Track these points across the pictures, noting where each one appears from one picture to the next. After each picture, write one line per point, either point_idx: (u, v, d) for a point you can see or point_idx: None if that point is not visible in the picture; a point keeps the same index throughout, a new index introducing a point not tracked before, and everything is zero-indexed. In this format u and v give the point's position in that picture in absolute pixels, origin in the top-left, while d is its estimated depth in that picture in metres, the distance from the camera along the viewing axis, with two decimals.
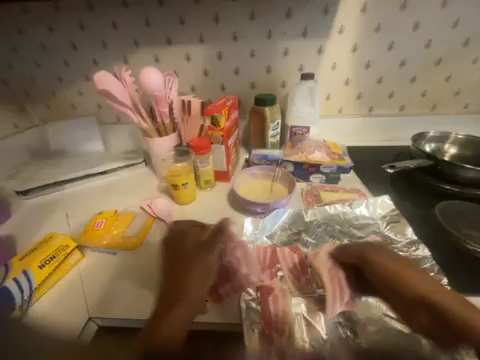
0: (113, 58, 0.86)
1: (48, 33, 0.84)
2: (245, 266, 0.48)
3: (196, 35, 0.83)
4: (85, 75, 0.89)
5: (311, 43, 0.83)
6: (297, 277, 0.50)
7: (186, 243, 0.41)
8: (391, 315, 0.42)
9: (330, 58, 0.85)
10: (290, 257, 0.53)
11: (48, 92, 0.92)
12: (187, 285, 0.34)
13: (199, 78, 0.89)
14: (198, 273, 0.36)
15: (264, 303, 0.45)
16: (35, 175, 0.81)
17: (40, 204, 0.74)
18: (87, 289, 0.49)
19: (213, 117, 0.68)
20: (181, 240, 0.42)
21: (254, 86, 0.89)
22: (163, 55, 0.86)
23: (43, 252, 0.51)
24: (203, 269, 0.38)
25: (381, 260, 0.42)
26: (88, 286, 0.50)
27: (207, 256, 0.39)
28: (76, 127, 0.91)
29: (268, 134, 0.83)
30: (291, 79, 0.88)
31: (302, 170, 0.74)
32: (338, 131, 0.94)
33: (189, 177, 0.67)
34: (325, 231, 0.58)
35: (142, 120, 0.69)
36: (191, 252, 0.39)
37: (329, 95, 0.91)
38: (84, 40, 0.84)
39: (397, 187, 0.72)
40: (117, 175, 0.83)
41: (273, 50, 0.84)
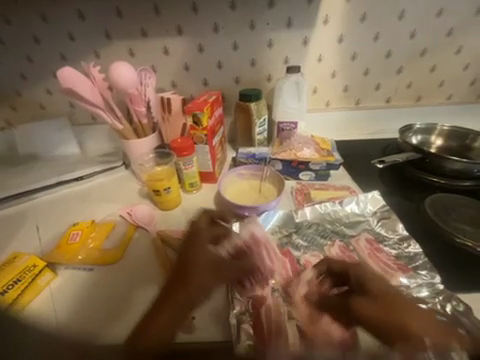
0: (83, 52, 0.79)
1: (5, 24, 0.74)
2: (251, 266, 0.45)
3: (173, 25, 0.77)
4: (52, 71, 0.81)
5: (296, 34, 0.79)
6: (289, 283, 0.48)
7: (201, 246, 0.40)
8: None
9: (316, 50, 0.82)
10: (281, 262, 0.52)
11: (10, 91, 0.83)
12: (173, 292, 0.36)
13: (179, 73, 0.83)
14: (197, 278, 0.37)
15: (256, 314, 0.43)
16: (1, 184, 0.74)
17: (6, 217, 0.67)
18: (55, 296, 0.46)
19: (194, 115, 0.64)
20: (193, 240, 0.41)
21: (238, 80, 0.85)
22: (139, 48, 0.79)
23: (7, 275, 0.46)
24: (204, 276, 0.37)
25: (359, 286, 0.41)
26: (55, 295, 0.46)
27: (199, 255, 0.38)
28: (45, 129, 0.83)
29: (255, 131, 0.79)
30: (277, 72, 0.84)
31: (291, 168, 0.71)
32: (326, 125, 0.92)
33: (172, 181, 0.62)
34: (316, 231, 0.57)
35: (117, 121, 0.63)
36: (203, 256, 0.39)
37: (316, 89, 0.88)
38: (47, 33, 0.76)
39: (387, 181, 0.71)
40: (93, 180, 0.77)
41: (257, 41, 0.80)
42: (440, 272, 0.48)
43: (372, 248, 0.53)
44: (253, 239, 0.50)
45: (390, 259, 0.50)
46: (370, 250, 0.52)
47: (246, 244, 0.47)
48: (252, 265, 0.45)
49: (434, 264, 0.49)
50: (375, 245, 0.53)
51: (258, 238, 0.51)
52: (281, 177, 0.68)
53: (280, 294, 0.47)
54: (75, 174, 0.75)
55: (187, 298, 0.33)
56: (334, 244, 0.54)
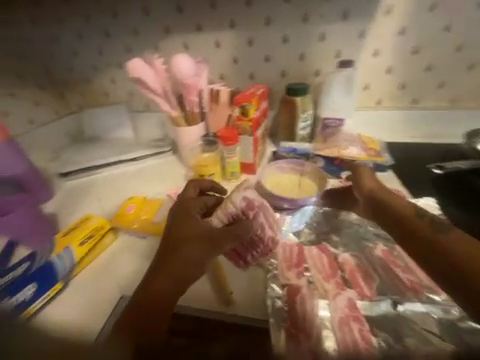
0: (145, 47, 0.87)
1: (86, 22, 0.86)
2: (249, 241, 0.48)
3: (227, 20, 0.80)
4: (119, 63, 0.91)
5: (351, 26, 0.76)
6: (326, 278, 0.48)
7: (189, 222, 0.47)
8: (431, 331, 0.40)
9: (373, 43, 0.77)
10: (318, 256, 0.51)
11: (83, 80, 0.96)
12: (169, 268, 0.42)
13: (227, 67, 0.86)
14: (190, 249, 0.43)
15: (291, 303, 0.44)
16: (72, 160, 0.86)
17: (77, 187, 0.79)
18: (116, 260, 0.55)
19: (242, 106, 0.67)
20: (183, 217, 0.48)
21: (284, 74, 0.84)
22: (193, 42, 0.84)
23: (81, 232, 0.55)
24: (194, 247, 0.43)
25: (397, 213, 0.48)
26: (117, 260, 0.55)
27: (189, 224, 0.46)
28: (109, 114, 0.95)
29: (298, 127, 0.78)
30: (327, 67, 0.82)
31: (332, 166, 0.70)
32: (374, 126, 0.86)
33: (216, 168, 0.69)
34: (357, 232, 0.55)
35: (172, 109, 0.69)
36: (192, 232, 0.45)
37: (368, 85, 0.83)
38: (118, 28, 0.85)
39: (442, 189, 0.65)
40: (145, 162, 0.86)
41: (309, 35, 0.78)
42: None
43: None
44: (246, 203, 0.49)
45: None
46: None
47: (239, 213, 0.48)
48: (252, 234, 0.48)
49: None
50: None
51: (252, 204, 0.49)
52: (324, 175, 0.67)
53: (316, 288, 0.47)
54: (130, 156, 0.85)
55: (181, 266, 0.42)
56: (377, 247, 0.52)
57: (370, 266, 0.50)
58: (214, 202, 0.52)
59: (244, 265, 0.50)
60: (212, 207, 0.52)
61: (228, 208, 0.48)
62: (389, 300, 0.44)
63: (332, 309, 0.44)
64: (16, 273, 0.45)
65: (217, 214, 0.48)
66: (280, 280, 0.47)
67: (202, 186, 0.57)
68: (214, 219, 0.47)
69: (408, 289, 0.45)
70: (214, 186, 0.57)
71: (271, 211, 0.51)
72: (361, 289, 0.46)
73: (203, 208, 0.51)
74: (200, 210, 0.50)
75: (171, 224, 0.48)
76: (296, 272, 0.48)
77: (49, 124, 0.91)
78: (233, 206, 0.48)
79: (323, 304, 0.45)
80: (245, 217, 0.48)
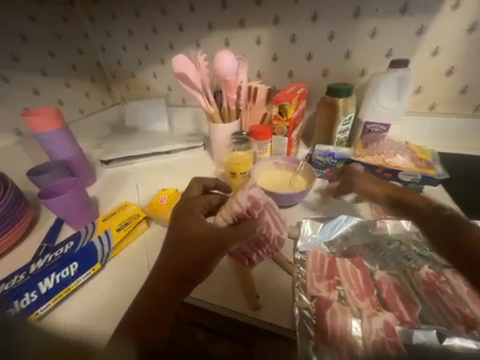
0: (187, 43, 0.89)
1: (135, 18, 0.89)
2: (255, 241, 0.47)
3: (271, 15, 0.77)
4: (162, 59, 0.95)
5: (410, 22, 0.68)
6: (360, 296, 0.45)
7: (191, 223, 0.44)
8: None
9: (433, 40, 0.69)
10: (352, 271, 0.48)
11: (129, 74, 1.02)
12: (168, 271, 0.39)
13: (266, 64, 0.85)
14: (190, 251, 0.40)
15: (320, 318, 0.41)
16: (113, 148, 0.92)
17: (116, 174, 0.85)
18: (150, 247, 0.57)
19: (281, 106, 0.65)
20: (184, 216, 0.46)
21: (326, 73, 0.80)
22: (234, 38, 0.84)
23: (120, 217, 0.58)
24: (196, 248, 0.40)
25: (404, 196, 0.50)
26: (150, 246, 0.57)
27: (191, 224, 0.44)
28: (149, 108, 0.99)
29: (337, 129, 0.74)
30: (374, 67, 0.76)
31: (374, 174, 0.64)
32: (423, 132, 0.78)
33: (248, 167, 0.66)
34: (399, 249, 0.51)
35: (209, 105, 0.69)
36: (193, 234, 0.42)
37: (420, 88, 0.75)
38: (164, 24, 0.88)
39: None
40: (178, 155, 0.90)
41: (358, 32, 0.73)
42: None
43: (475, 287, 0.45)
44: (251, 203, 0.46)
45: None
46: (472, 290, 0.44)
47: (244, 212, 0.45)
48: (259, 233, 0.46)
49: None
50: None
51: (258, 203, 0.47)
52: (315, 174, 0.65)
53: (349, 303, 0.44)
54: (166, 148, 0.88)
55: (180, 270, 0.39)
56: (421, 269, 0.48)
57: (412, 290, 0.46)
58: (218, 201, 0.53)
59: (249, 264, 0.48)
60: (215, 207, 0.52)
61: (233, 207, 0.45)
62: (433, 331, 0.38)
63: (366, 330, 0.40)
64: (63, 251, 0.50)
65: (221, 214, 0.46)
66: (309, 291, 0.45)
67: (205, 183, 0.58)
68: (218, 219, 0.46)
69: (458, 323, 0.41)
70: (217, 183, 0.60)
71: (276, 210, 0.50)
72: (401, 313, 0.43)
73: (206, 207, 0.51)
74: (203, 209, 0.50)
75: (172, 222, 0.46)
76: (327, 285, 0.46)
77: (97, 114, 0.99)
78: (238, 206, 0.45)
79: (354, 324, 0.41)
80: (250, 215, 0.46)
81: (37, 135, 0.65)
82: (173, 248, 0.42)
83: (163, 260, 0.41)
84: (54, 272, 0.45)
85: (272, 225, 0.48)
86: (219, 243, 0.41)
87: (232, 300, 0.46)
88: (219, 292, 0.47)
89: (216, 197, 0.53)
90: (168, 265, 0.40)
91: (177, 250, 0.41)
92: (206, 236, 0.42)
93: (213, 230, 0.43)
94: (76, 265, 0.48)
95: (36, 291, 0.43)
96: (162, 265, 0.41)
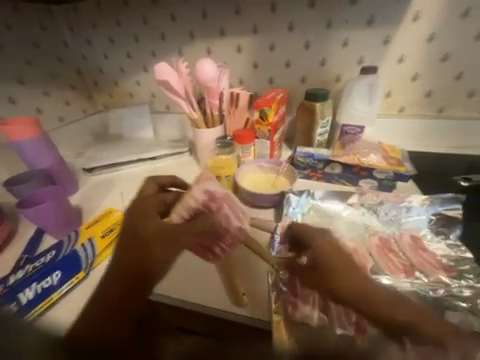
0: (170, 51, 0.90)
1: (116, 26, 0.90)
2: (217, 234, 0.52)
3: (250, 25, 0.81)
4: (144, 67, 0.96)
5: (377, 32, 0.74)
6: None
7: (147, 223, 0.43)
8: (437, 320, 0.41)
9: (398, 49, 0.75)
10: None
11: (110, 81, 1.01)
12: (130, 266, 0.36)
13: (247, 71, 0.88)
14: (154, 246, 0.39)
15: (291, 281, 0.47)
16: (96, 156, 0.91)
17: (100, 182, 0.83)
18: None
19: (262, 110, 0.68)
20: (139, 218, 0.44)
21: (304, 80, 0.85)
22: (215, 47, 0.87)
23: (103, 225, 0.57)
24: (159, 243, 0.40)
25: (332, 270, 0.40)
26: None
27: (149, 223, 0.43)
28: (131, 114, 0.99)
29: (316, 132, 0.78)
30: (347, 73, 0.81)
31: (351, 173, 0.69)
32: (395, 133, 0.84)
33: (233, 169, 0.67)
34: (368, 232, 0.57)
35: (193, 111, 0.71)
36: (154, 230, 0.42)
37: (390, 92, 0.81)
38: (145, 33, 0.89)
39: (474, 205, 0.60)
40: (163, 161, 0.91)
41: (331, 41, 0.78)
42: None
43: (416, 245, 0.53)
44: (207, 196, 0.52)
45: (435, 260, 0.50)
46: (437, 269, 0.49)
47: (201, 205, 0.50)
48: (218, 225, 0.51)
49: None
50: (419, 243, 0.53)
51: (214, 196, 0.52)
52: (297, 174, 0.69)
53: None
54: (151, 155, 0.89)
55: (146, 263, 0.37)
56: (376, 234, 0.56)
57: (367, 250, 0.53)
58: (171, 198, 0.52)
59: (213, 258, 0.53)
60: (170, 204, 0.51)
61: (190, 202, 0.49)
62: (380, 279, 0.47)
63: None
64: (45, 260, 0.49)
65: (177, 210, 0.48)
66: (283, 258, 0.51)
67: (161, 182, 0.60)
68: (173, 215, 0.47)
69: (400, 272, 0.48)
70: (173, 180, 0.60)
71: (232, 202, 0.56)
72: (355, 267, 0.50)
73: (161, 206, 0.50)
74: (157, 208, 0.48)
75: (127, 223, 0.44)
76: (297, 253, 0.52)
77: (78, 121, 0.97)
78: (194, 200, 0.50)
79: None
80: (208, 208, 0.50)
81: (15, 143, 0.64)
82: (131, 246, 0.39)
83: (121, 261, 0.37)
84: (35, 282, 0.44)
85: (231, 217, 0.53)
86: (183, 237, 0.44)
87: (210, 298, 0.49)
88: (197, 290, 0.50)
89: (170, 195, 0.53)
90: (128, 261, 0.37)
91: (138, 246, 0.39)
92: (166, 230, 0.43)
93: (171, 227, 0.44)
94: (58, 274, 0.47)
95: (16, 302, 0.41)
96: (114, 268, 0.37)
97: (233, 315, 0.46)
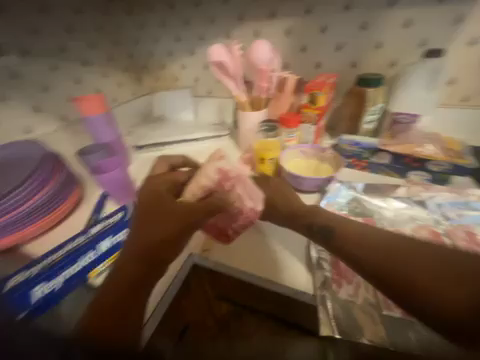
0: (217, 33, 0.92)
1: (168, 10, 0.93)
2: (230, 216, 0.52)
3: (301, 6, 0.78)
4: (191, 50, 0.99)
5: (447, 10, 0.67)
6: None
7: (161, 204, 0.46)
8: None
9: (470, 30, 0.68)
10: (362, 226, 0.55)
11: (158, 64, 1.06)
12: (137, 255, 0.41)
13: (293, 55, 0.86)
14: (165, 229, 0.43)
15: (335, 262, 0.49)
16: (145, 134, 0.98)
17: (148, 158, 0.91)
18: None
19: (313, 93, 0.68)
20: (156, 199, 0.47)
21: (354, 64, 0.81)
22: (262, 30, 0.86)
23: None
24: (170, 229, 0.43)
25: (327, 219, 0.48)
26: None
27: (163, 203, 0.46)
28: (176, 97, 1.04)
29: (364, 119, 0.75)
30: (405, 57, 0.75)
31: (400, 164, 0.66)
32: (455, 125, 0.77)
33: (276, 152, 0.69)
34: (416, 223, 0.55)
35: (241, 93, 0.73)
36: (166, 214, 0.45)
37: (454, 79, 0.73)
38: (195, 16, 0.91)
39: None
40: (204, 143, 0.95)
41: (391, 21, 0.72)
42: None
43: (471, 240, 0.50)
44: (221, 174, 0.50)
45: None
46: None
47: (214, 185, 0.50)
48: (232, 208, 0.51)
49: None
50: (475, 239, 0.50)
51: (227, 175, 0.50)
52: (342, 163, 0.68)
53: None
54: (194, 136, 0.94)
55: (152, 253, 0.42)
56: (425, 227, 0.54)
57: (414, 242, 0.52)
58: (185, 178, 0.54)
59: (227, 239, 0.54)
60: (184, 184, 0.53)
61: (203, 182, 0.49)
62: None
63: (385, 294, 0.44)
64: (115, 219, 0.56)
65: (191, 189, 0.50)
66: None
67: (173, 162, 0.62)
68: (188, 194, 0.50)
69: None
70: (185, 161, 0.63)
71: (248, 182, 0.53)
72: None
73: (174, 185, 0.52)
74: (169, 187, 0.51)
75: (142, 203, 0.47)
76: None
77: (128, 102, 1.05)
78: (207, 179, 0.49)
79: None
80: (222, 188, 0.50)
81: (85, 118, 0.72)
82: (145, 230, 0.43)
83: (132, 245, 0.42)
84: (110, 235, 0.52)
85: (246, 200, 0.52)
86: (191, 218, 0.45)
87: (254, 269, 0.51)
88: (242, 260, 0.52)
89: (185, 174, 0.54)
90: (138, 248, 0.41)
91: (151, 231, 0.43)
92: (177, 212, 0.45)
93: (181, 209, 0.46)
94: (127, 231, 0.54)
95: (95, 251, 0.50)
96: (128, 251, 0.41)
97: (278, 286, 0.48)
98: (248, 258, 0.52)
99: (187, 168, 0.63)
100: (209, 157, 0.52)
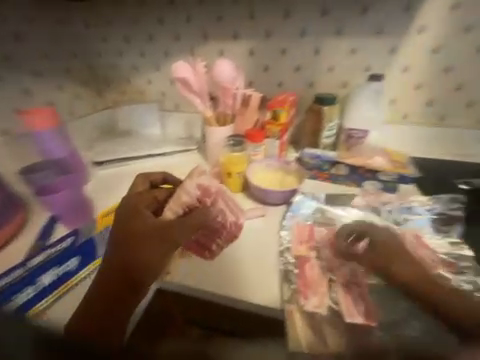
0: (183, 51, 0.92)
1: (132, 24, 0.92)
2: (211, 230, 0.55)
3: (262, 30, 0.84)
4: (156, 65, 0.97)
5: (384, 42, 0.78)
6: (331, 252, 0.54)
7: (138, 222, 0.46)
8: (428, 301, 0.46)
9: (403, 59, 0.79)
10: (326, 236, 0.57)
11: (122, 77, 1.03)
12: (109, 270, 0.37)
13: (257, 74, 0.90)
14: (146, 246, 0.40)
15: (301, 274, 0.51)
16: (105, 150, 0.92)
17: (109, 175, 0.85)
18: None
19: (275, 110, 0.74)
20: (134, 217, 0.47)
21: (312, 84, 0.87)
22: (227, 49, 0.89)
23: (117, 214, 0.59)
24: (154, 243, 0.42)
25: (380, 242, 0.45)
26: None
27: (141, 219, 0.46)
28: (140, 112, 1.00)
29: (323, 134, 0.81)
30: (354, 80, 0.84)
31: (356, 175, 0.72)
32: (399, 140, 0.87)
33: (244, 167, 0.70)
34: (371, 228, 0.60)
35: (208, 108, 0.73)
36: (142, 231, 0.43)
37: (395, 100, 0.84)
38: (160, 33, 0.91)
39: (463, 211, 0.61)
40: (171, 158, 0.92)
41: (340, 48, 0.81)
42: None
43: (418, 243, 0.56)
44: (202, 191, 0.54)
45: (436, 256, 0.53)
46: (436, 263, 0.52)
47: (194, 201, 0.52)
48: (215, 221, 0.55)
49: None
50: (421, 240, 0.56)
51: (207, 191, 0.55)
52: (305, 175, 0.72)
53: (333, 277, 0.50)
54: (161, 151, 0.91)
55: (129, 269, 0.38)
56: None
57: None
58: (165, 196, 0.56)
59: (210, 255, 0.56)
60: (163, 201, 0.55)
61: (183, 198, 0.52)
62: None
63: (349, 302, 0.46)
64: (61, 247, 0.50)
65: (171, 206, 0.51)
66: (292, 252, 0.55)
67: (153, 179, 0.62)
68: (167, 211, 0.50)
69: None
70: (165, 175, 0.62)
71: (228, 197, 0.60)
72: None
73: (154, 202, 0.54)
74: (149, 205, 0.53)
75: (119, 223, 0.47)
76: (307, 246, 0.56)
77: (87, 116, 0.98)
78: (187, 196, 0.52)
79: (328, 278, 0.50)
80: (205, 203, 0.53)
81: (34, 133, 0.65)
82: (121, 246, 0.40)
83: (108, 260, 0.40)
84: (52, 267, 0.48)
85: (226, 217, 0.57)
86: (173, 232, 0.45)
87: (223, 288, 0.51)
88: (211, 280, 0.53)
89: (165, 192, 0.57)
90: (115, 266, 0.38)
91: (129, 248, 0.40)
92: (157, 226, 0.45)
93: (160, 224, 0.45)
94: (75, 260, 0.50)
95: (34, 286, 0.46)
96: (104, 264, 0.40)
97: (246, 303, 0.49)
98: (218, 278, 0.53)
99: (167, 185, 0.62)
100: (189, 174, 0.56)
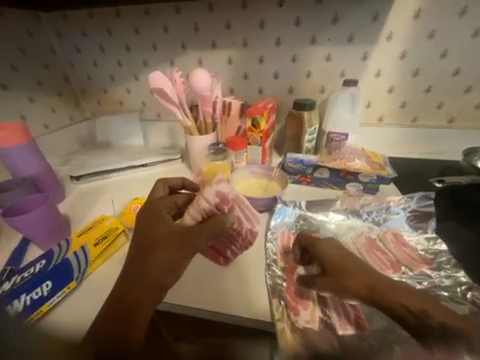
0: (162, 62, 0.92)
1: (107, 35, 0.90)
2: (228, 237, 0.52)
3: (240, 39, 0.85)
4: (133, 75, 0.96)
5: (356, 49, 0.81)
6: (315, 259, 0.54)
7: (158, 229, 0.46)
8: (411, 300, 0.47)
9: (375, 65, 0.83)
10: None
11: (100, 88, 1.00)
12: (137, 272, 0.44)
13: (238, 82, 0.92)
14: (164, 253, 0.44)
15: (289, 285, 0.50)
16: (83, 164, 0.88)
17: (88, 189, 0.81)
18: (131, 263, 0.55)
19: (254, 119, 0.72)
20: (154, 224, 0.48)
21: (292, 90, 0.90)
22: (206, 58, 0.90)
23: (96, 231, 0.57)
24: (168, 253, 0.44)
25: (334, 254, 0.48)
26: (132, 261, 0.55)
27: (160, 227, 0.47)
28: (120, 122, 0.98)
29: (305, 139, 0.82)
30: (331, 85, 0.87)
31: (337, 177, 0.73)
32: (375, 141, 0.91)
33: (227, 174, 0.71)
34: (353, 229, 0.62)
35: (187, 119, 0.73)
36: (160, 239, 0.45)
37: (370, 103, 0.88)
38: (136, 43, 0.90)
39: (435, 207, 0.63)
40: (154, 169, 0.90)
41: (316, 56, 0.84)
42: (474, 283, 0.48)
43: (398, 241, 0.57)
44: (219, 198, 0.47)
45: (414, 253, 0.55)
46: (416, 261, 0.53)
47: (212, 208, 0.47)
48: (232, 227, 0.50)
49: (462, 269, 0.51)
50: (400, 239, 0.58)
51: (226, 198, 0.48)
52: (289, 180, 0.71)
53: None
54: (142, 162, 0.89)
55: (151, 274, 0.43)
56: (362, 235, 0.60)
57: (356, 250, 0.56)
58: (184, 200, 0.55)
59: (225, 261, 0.55)
60: (183, 205, 0.54)
61: (201, 204, 0.47)
62: None
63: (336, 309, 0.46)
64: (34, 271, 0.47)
65: (191, 212, 0.48)
66: (279, 263, 0.54)
67: (172, 183, 0.61)
68: (187, 216, 0.48)
69: (388, 268, 0.52)
70: (184, 182, 0.62)
71: (246, 203, 0.51)
72: None
73: (173, 208, 0.53)
74: (169, 210, 0.52)
75: (143, 227, 0.48)
76: (293, 256, 0.55)
77: (64, 129, 0.95)
78: (206, 202, 0.47)
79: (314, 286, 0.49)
80: (221, 210, 0.47)
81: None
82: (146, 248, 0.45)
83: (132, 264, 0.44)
84: (24, 293, 0.42)
85: (244, 221, 0.51)
86: (186, 244, 0.44)
87: (208, 302, 0.48)
88: (197, 295, 0.50)
89: (183, 196, 0.55)
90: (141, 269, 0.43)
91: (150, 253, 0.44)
92: (175, 233, 0.45)
93: (178, 232, 0.45)
94: (49, 284, 0.46)
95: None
96: (132, 266, 0.44)
97: (231, 316, 0.46)
98: (203, 291, 0.50)
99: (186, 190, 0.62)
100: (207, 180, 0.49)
